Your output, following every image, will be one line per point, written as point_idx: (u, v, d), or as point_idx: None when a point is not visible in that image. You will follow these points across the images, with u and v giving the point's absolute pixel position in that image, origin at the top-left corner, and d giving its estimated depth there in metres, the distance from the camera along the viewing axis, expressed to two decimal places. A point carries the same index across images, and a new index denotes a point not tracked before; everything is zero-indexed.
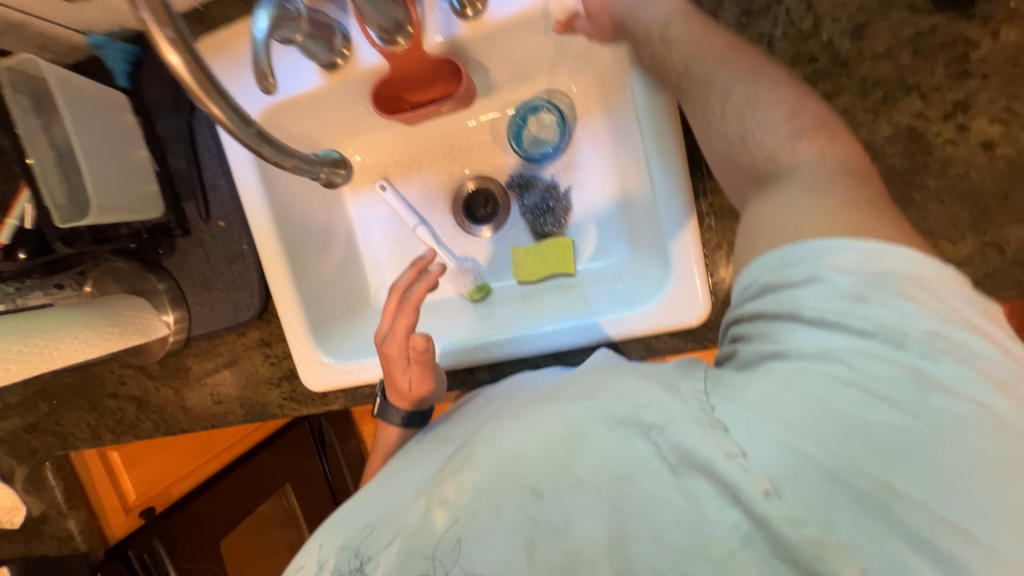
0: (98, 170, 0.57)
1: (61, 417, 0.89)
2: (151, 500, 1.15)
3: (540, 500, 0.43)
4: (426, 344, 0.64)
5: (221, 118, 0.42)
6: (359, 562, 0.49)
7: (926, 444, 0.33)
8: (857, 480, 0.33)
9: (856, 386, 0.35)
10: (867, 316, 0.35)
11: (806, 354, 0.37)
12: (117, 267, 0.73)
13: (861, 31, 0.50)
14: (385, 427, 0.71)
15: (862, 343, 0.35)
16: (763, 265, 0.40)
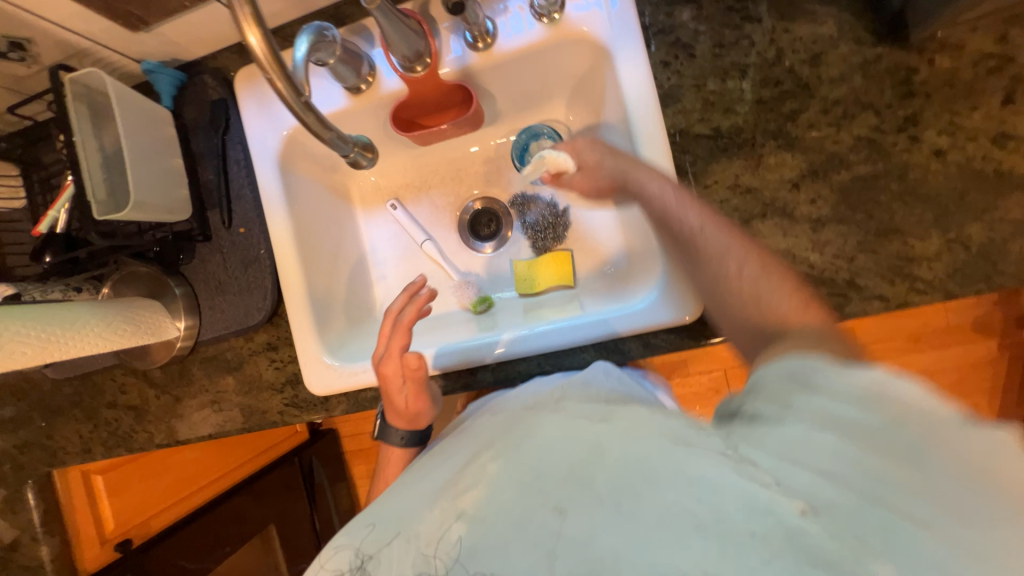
0: (141, 170, 0.62)
1: (53, 431, 0.88)
2: (130, 531, 1.11)
3: (559, 515, 0.42)
4: (417, 363, 0.66)
5: (282, 92, 0.46)
6: (359, 561, 0.49)
7: (955, 514, 0.31)
8: (881, 537, 0.32)
9: (875, 455, 0.34)
10: (876, 401, 0.35)
11: (818, 433, 0.36)
12: (136, 272, 0.77)
13: (818, 59, 0.58)
14: (387, 448, 0.75)
15: (870, 421, 0.34)
16: (775, 364, 0.42)
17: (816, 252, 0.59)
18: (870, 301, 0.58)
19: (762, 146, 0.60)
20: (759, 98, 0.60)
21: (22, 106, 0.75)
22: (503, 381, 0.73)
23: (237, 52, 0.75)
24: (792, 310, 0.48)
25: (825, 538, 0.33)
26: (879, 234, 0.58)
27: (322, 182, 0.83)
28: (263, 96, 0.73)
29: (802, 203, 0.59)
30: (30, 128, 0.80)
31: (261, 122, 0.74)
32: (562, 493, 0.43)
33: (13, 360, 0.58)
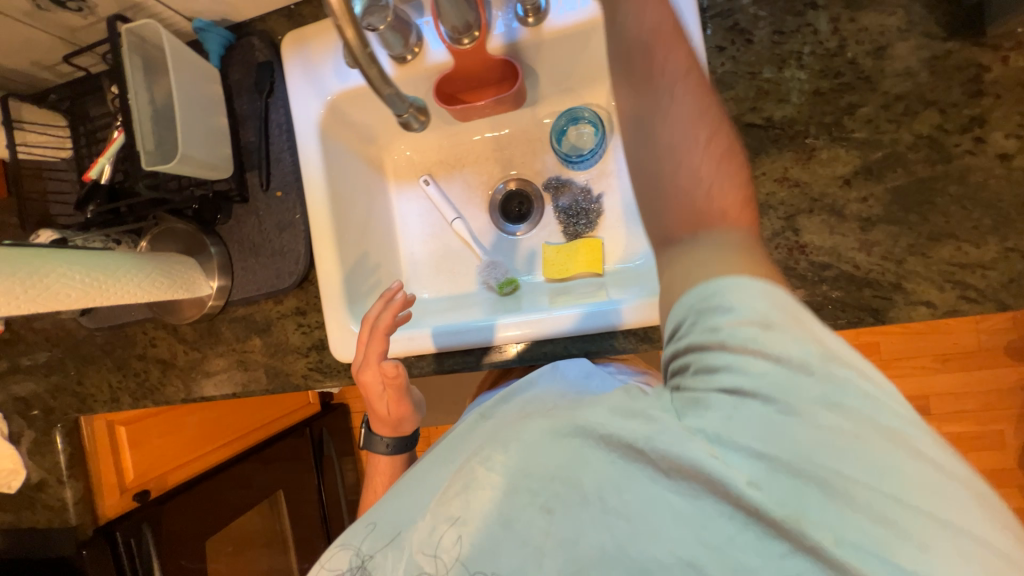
0: (188, 123, 0.63)
1: (84, 377, 0.90)
2: (148, 483, 1.13)
3: (548, 515, 0.41)
4: (396, 374, 0.67)
5: (351, 41, 0.43)
6: (360, 561, 0.48)
7: (877, 463, 0.32)
8: (820, 504, 0.33)
9: (801, 405, 0.33)
10: (785, 338, 0.34)
11: (748, 391, 0.34)
12: (174, 228, 0.77)
13: (882, 52, 0.56)
14: (372, 457, 0.76)
15: (790, 366, 0.34)
16: (682, 297, 0.39)
17: (863, 252, 0.57)
18: (916, 306, 0.56)
19: (814, 139, 0.58)
20: (816, 90, 0.58)
21: (76, 56, 0.76)
22: (527, 361, 0.74)
23: (286, 16, 0.75)
24: (730, 203, 0.40)
25: (779, 515, 0.33)
26: (932, 238, 0.56)
27: (359, 153, 0.83)
28: (309, 61, 0.73)
29: (853, 200, 0.57)
30: (81, 79, 0.81)
31: (304, 85, 0.73)
32: (549, 494, 0.41)
33: (57, 301, 0.59)
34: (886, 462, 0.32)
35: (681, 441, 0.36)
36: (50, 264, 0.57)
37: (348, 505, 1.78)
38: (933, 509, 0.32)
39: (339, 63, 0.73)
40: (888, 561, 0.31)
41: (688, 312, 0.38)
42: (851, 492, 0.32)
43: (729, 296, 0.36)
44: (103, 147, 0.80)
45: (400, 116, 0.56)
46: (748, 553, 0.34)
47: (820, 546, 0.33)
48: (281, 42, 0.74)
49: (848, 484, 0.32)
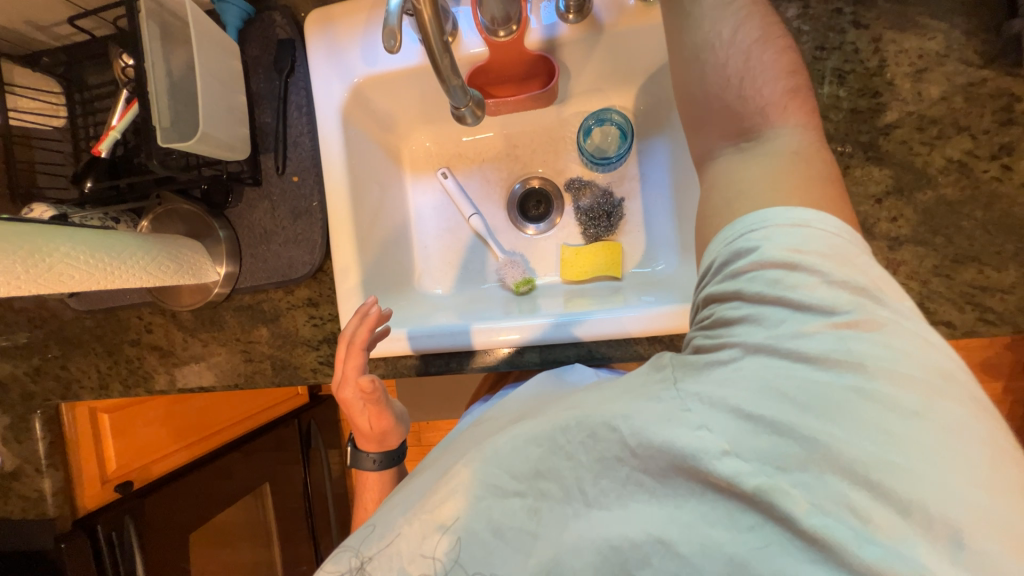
0: (209, 102, 0.60)
1: (69, 361, 0.85)
2: (131, 473, 1.07)
3: (535, 514, 0.41)
4: (375, 391, 0.64)
5: (429, 30, 0.42)
6: (360, 562, 0.46)
7: (881, 421, 0.32)
8: (801, 464, 0.33)
9: (809, 349, 0.34)
10: (810, 285, 0.35)
11: (760, 333, 0.36)
12: (178, 210, 0.73)
13: (920, 75, 0.57)
14: (361, 474, 0.71)
15: (807, 312, 0.35)
16: (717, 242, 0.41)
17: (889, 271, 0.58)
18: (937, 326, 0.58)
19: (849, 156, 0.59)
20: (854, 108, 0.58)
21: (77, 18, 0.71)
22: (549, 363, 0.72)
23: None
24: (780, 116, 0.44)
25: (751, 486, 0.33)
26: (956, 260, 0.57)
27: (378, 141, 0.80)
28: (335, 42, 0.70)
29: (883, 219, 0.58)
30: (81, 43, 0.75)
31: (328, 65, 0.70)
32: (541, 493, 0.42)
33: (56, 283, 0.55)
34: (897, 425, 0.32)
35: (657, 425, 0.37)
36: (50, 241, 0.53)
37: (334, 500, 1.74)
38: (944, 480, 0.31)
39: (367, 47, 0.70)
40: (869, 536, 0.31)
41: (718, 260, 0.40)
42: (843, 456, 0.32)
43: (755, 241, 0.38)
44: (103, 117, 0.75)
45: (458, 109, 0.54)
46: (715, 526, 0.35)
47: (792, 513, 0.32)
48: (305, 19, 0.71)
49: (844, 446, 0.32)
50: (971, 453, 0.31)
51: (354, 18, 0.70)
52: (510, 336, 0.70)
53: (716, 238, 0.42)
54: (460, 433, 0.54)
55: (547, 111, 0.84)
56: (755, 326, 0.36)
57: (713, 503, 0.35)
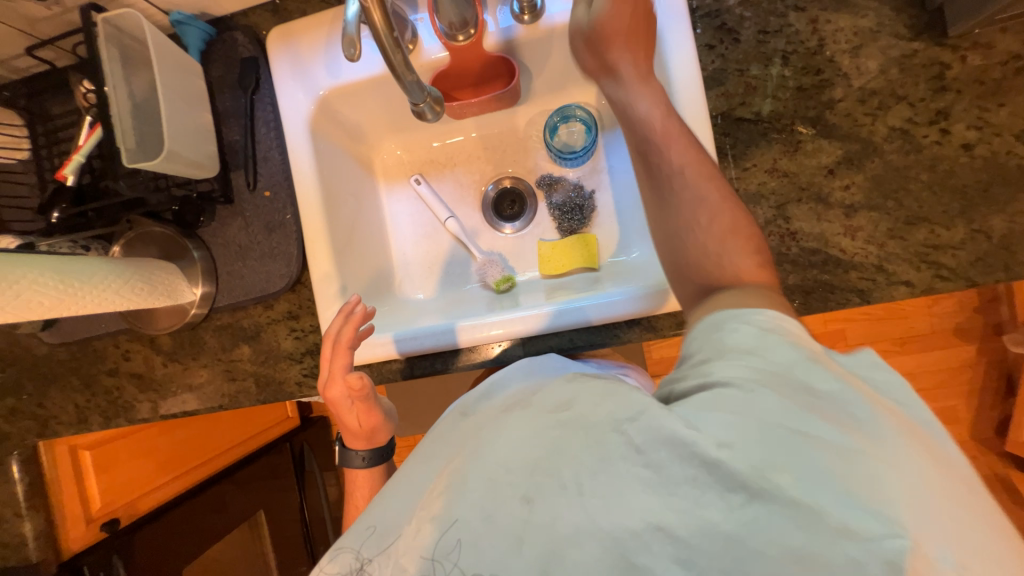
0: (174, 119, 0.61)
1: (45, 398, 0.83)
2: (116, 510, 1.05)
3: (526, 502, 0.38)
4: (364, 389, 0.65)
5: (379, 27, 0.43)
6: (359, 564, 0.44)
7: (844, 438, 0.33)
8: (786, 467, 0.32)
9: (792, 401, 0.34)
10: (779, 343, 0.37)
11: (735, 369, 0.37)
12: (150, 232, 0.72)
13: (857, 51, 0.60)
14: (350, 473, 0.71)
15: (774, 366, 0.36)
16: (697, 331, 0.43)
17: (848, 237, 0.61)
18: (897, 286, 0.60)
19: (799, 131, 0.62)
20: (799, 86, 0.62)
21: (37, 48, 0.70)
22: (533, 354, 0.73)
23: (272, 12, 0.73)
24: (748, 268, 0.47)
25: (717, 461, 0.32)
26: (908, 222, 0.60)
27: (349, 153, 0.81)
28: (299, 57, 0.71)
29: (837, 189, 0.61)
30: (41, 74, 0.75)
31: (293, 79, 0.71)
32: (535, 480, 0.39)
33: (27, 310, 0.54)
34: (844, 439, 0.33)
35: (660, 414, 0.36)
36: (16, 268, 0.53)
37: (332, 523, 1.70)
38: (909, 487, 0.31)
39: (330, 60, 0.71)
40: (854, 504, 0.31)
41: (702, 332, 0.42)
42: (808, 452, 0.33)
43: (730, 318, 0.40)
44: (66, 146, 0.74)
45: (416, 106, 0.55)
46: (709, 510, 0.33)
47: (780, 487, 0.32)
48: (267, 37, 0.72)
49: (819, 449, 0.33)
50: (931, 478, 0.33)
51: (316, 32, 0.71)
52: (494, 331, 0.71)
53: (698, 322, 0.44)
54: (451, 423, 0.52)
55: (514, 111, 0.86)
56: (731, 369, 0.37)
57: (706, 488, 0.34)
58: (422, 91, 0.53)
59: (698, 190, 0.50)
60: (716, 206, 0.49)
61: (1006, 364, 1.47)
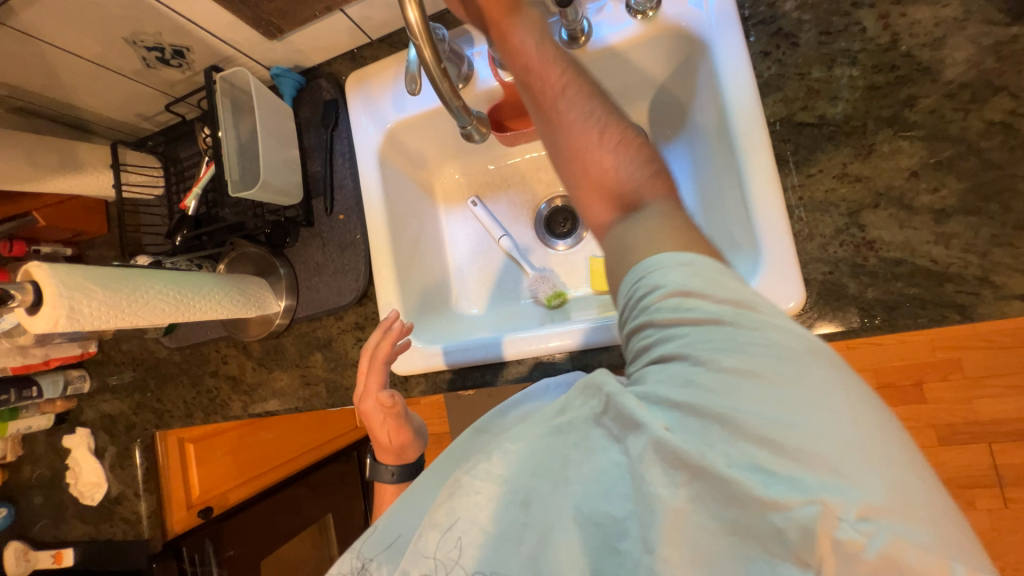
0: (269, 155, 0.72)
1: (163, 394, 0.97)
2: (210, 499, 1.19)
3: (524, 506, 0.39)
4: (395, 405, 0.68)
5: (428, 61, 0.48)
6: (359, 564, 0.46)
7: (773, 415, 0.32)
8: (719, 445, 0.33)
9: (704, 353, 0.35)
10: (700, 302, 0.37)
11: (674, 343, 0.37)
12: (246, 252, 0.83)
13: (938, 42, 0.55)
14: (380, 486, 0.73)
15: (700, 329, 0.36)
16: (627, 299, 0.43)
17: (940, 245, 0.54)
18: (1009, 300, 0.52)
19: (872, 133, 0.57)
20: (870, 84, 0.57)
21: (175, 105, 0.87)
22: (583, 368, 0.72)
23: (350, 59, 0.83)
24: (644, 185, 0.49)
25: (694, 460, 0.33)
26: (1019, 227, 0.52)
27: (411, 177, 0.88)
28: (373, 94, 0.80)
29: (923, 192, 0.55)
30: (175, 126, 0.92)
31: (367, 116, 0.80)
32: (526, 483, 0.40)
33: (153, 316, 0.64)
34: (775, 394, 0.32)
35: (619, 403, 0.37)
36: (147, 283, 0.63)
37: None
38: (842, 462, 0.30)
39: (397, 97, 0.79)
40: (779, 479, 0.31)
41: (634, 297, 0.42)
42: (738, 429, 0.32)
43: (655, 279, 0.40)
44: (190, 183, 0.90)
45: (464, 129, 0.60)
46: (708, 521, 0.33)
47: (713, 468, 0.32)
48: (345, 82, 0.81)
49: (746, 422, 0.32)
50: (868, 451, 0.30)
51: (385, 73, 0.79)
52: (542, 345, 0.71)
53: (641, 273, 0.42)
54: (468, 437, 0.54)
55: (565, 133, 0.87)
56: (673, 342, 0.37)
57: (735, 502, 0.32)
58: (468, 116, 0.57)
59: (587, 107, 0.53)
60: (635, 156, 0.50)
61: None
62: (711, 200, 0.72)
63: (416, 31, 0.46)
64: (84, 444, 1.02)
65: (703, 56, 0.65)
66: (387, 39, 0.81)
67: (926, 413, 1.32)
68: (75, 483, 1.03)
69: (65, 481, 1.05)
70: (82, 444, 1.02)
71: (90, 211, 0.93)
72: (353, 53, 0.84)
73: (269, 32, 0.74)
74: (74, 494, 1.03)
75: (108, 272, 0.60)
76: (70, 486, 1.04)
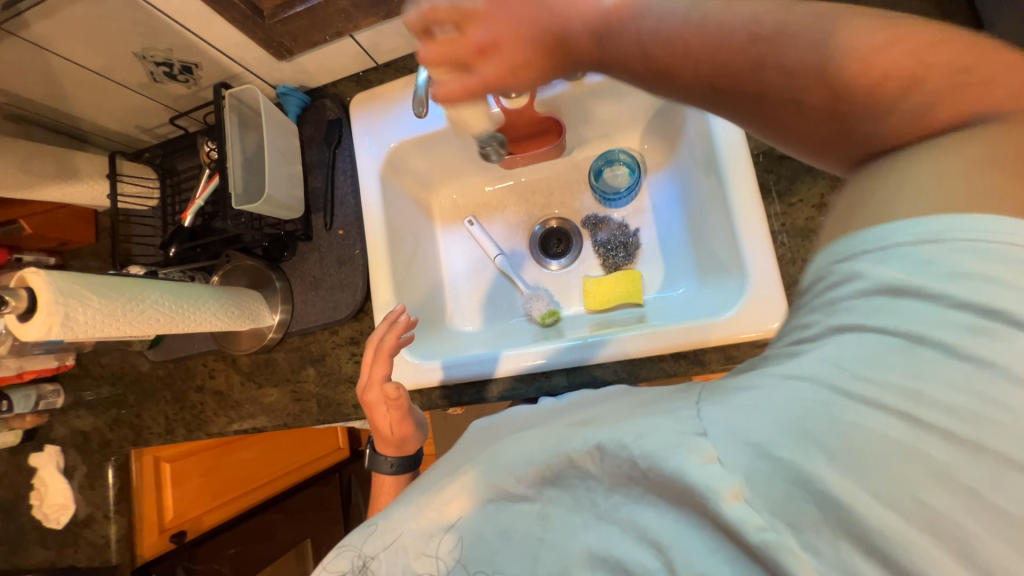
0: (274, 170, 0.74)
1: (142, 410, 0.94)
2: (184, 523, 1.14)
3: (540, 520, 0.42)
4: (399, 397, 0.67)
5: None
6: (362, 562, 0.47)
7: (909, 480, 0.27)
8: (813, 524, 0.29)
9: (861, 383, 0.29)
10: (902, 307, 0.29)
11: (825, 355, 0.31)
12: (243, 265, 0.83)
13: None
14: (377, 478, 0.71)
15: (884, 340, 0.30)
16: (820, 261, 0.35)
17: None
18: None
19: None
20: None
21: (177, 118, 0.88)
22: (578, 385, 0.73)
23: (355, 82, 0.86)
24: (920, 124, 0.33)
25: (757, 539, 0.30)
26: None
27: (411, 196, 0.90)
28: (377, 115, 0.82)
29: None
30: (175, 138, 0.92)
31: (370, 135, 0.82)
32: (549, 500, 0.42)
33: (146, 326, 0.63)
34: (938, 451, 0.27)
35: (680, 451, 0.34)
36: (143, 292, 0.63)
37: None
38: (961, 553, 0.26)
39: (401, 118, 0.82)
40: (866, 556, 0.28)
41: (822, 274, 0.34)
42: (834, 498, 0.29)
43: (854, 263, 0.32)
44: (187, 195, 0.90)
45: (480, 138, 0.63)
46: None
47: (783, 543, 0.30)
48: (351, 103, 0.84)
49: (857, 492, 0.28)
50: (1006, 549, 0.26)
51: (390, 95, 0.82)
52: (538, 361, 0.73)
53: (843, 232, 0.34)
54: (483, 435, 0.54)
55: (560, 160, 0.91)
56: (816, 361, 0.31)
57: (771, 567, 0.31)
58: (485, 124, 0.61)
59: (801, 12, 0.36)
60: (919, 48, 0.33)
61: None
62: (701, 223, 0.75)
63: (410, 31, 0.40)
64: (53, 464, 0.97)
65: None
66: (392, 64, 0.85)
67: None
68: (39, 505, 0.97)
69: (29, 504, 0.99)
70: (49, 464, 0.97)
71: (79, 220, 0.92)
72: (359, 76, 0.87)
73: (278, 53, 0.77)
74: (37, 517, 0.98)
75: (105, 279, 0.60)
76: (33, 509, 0.98)
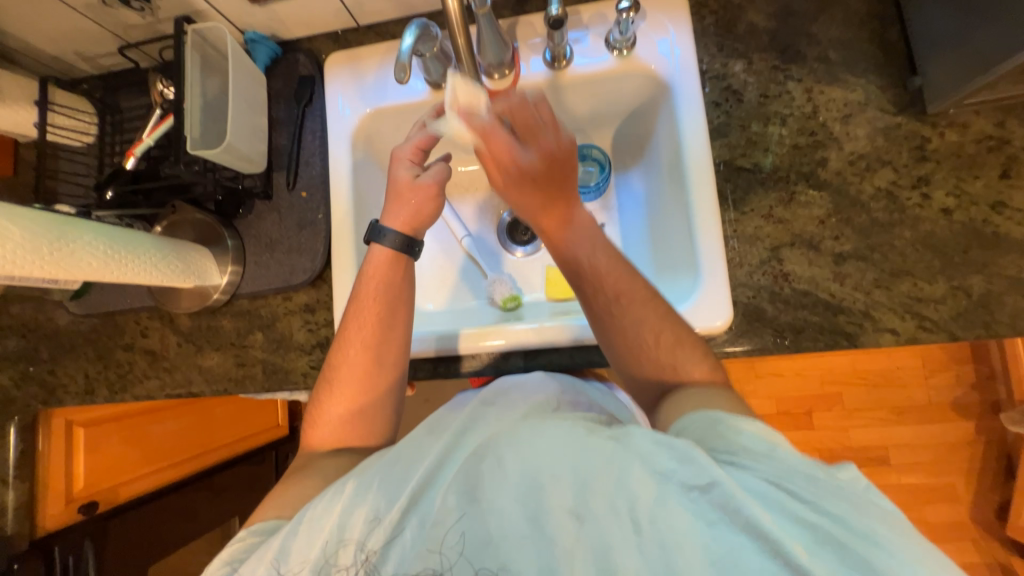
0: (237, 119, 0.70)
1: (57, 366, 0.85)
2: (97, 494, 1.06)
3: (576, 518, 0.40)
4: (411, 234, 0.67)
5: None
6: (365, 556, 0.43)
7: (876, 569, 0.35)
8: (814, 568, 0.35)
9: (853, 530, 0.37)
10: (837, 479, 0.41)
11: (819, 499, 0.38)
12: (192, 217, 0.78)
13: (846, 119, 0.68)
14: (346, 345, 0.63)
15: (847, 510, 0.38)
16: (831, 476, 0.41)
17: (838, 283, 0.66)
18: (883, 333, 0.64)
19: (794, 185, 0.68)
20: (795, 143, 0.69)
21: (126, 49, 0.80)
22: (534, 368, 0.76)
23: (333, 40, 0.83)
24: None
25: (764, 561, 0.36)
26: (893, 274, 0.65)
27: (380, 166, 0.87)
28: (353, 78, 0.79)
29: (827, 237, 0.67)
30: (121, 72, 0.84)
31: (343, 96, 0.79)
32: (582, 497, 0.40)
33: (76, 269, 0.58)
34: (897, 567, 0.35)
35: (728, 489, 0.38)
36: (76, 232, 0.58)
37: None
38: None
39: (378, 83, 0.78)
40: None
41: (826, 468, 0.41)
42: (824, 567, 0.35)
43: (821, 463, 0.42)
44: (131, 136, 0.82)
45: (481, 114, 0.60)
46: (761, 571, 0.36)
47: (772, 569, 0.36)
48: (326, 61, 0.80)
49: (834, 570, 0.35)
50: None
51: (368, 59, 0.79)
52: (491, 342, 0.73)
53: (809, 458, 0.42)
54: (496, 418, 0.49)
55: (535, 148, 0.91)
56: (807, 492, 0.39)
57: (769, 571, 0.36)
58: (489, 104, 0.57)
59: None
60: None
61: (1005, 445, 1.45)
62: (664, 219, 0.78)
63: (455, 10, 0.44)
64: None
65: (667, 98, 0.73)
66: (374, 28, 0.82)
67: (812, 439, 1.51)
68: None
69: None
70: None
71: None
72: (337, 34, 0.83)
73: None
74: None
75: (30, 213, 0.55)
76: None
